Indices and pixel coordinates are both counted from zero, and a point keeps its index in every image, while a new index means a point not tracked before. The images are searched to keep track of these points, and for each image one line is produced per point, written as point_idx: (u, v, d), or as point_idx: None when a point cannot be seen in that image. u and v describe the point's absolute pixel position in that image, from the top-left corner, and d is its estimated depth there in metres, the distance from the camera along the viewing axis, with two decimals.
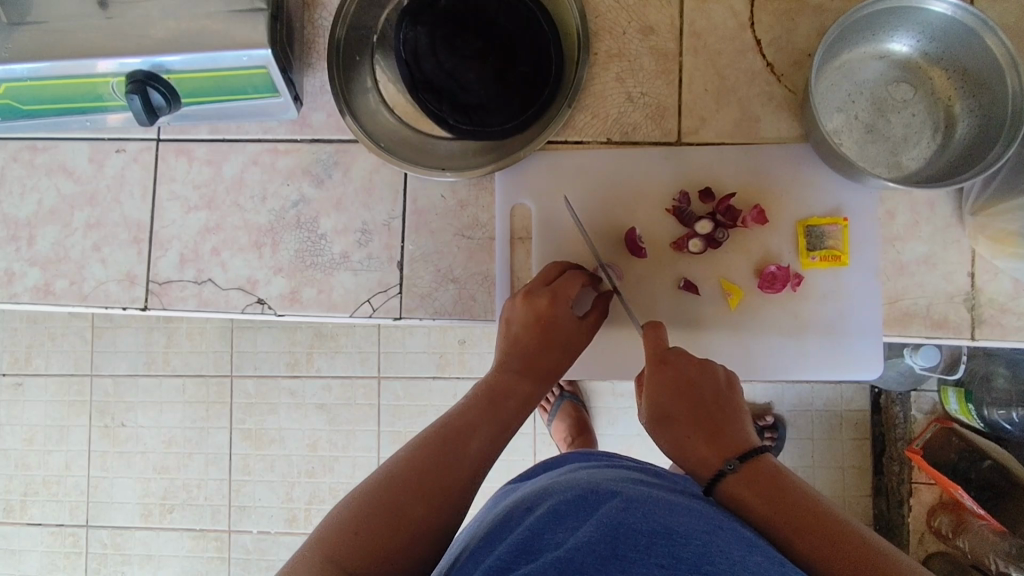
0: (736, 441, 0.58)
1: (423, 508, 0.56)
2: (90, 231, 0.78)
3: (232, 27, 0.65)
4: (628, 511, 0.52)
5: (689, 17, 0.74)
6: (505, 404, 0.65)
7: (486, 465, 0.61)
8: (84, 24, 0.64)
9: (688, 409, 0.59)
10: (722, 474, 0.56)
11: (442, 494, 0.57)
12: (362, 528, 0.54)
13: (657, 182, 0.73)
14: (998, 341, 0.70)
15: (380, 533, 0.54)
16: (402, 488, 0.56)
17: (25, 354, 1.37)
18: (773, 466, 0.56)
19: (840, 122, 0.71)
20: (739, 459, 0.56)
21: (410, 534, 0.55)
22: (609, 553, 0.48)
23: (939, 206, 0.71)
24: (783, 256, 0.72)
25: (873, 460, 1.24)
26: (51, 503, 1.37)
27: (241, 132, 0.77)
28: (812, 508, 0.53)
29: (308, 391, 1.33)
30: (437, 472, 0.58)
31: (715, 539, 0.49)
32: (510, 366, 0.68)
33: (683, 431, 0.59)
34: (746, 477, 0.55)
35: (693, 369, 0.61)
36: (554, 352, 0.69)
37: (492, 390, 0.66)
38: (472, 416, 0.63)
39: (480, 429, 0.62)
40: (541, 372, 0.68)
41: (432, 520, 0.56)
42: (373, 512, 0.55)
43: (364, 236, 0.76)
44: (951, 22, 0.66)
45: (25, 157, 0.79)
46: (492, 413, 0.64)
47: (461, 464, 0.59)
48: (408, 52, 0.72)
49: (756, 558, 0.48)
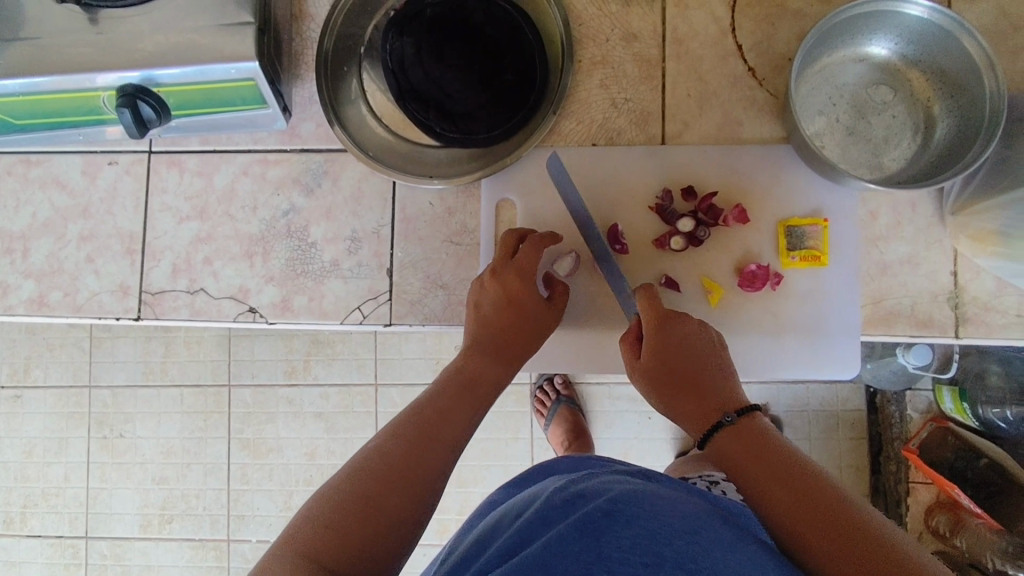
0: (729, 398, 0.61)
1: (397, 495, 0.55)
2: (84, 242, 0.79)
3: (219, 40, 0.65)
4: (613, 515, 0.51)
5: (672, 24, 0.75)
6: (477, 389, 0.66)
7: (458, 450, 0.61)
8: (74, 40, 0.65)
9: (687, 369, 0.63)
10: (721, 424, 0.59)
11: (416, 479, 0.57)
12: (336, 523, 0.52)
13: (639, 183, 0.74)
14: (983, 339, 0.71)
15: (355, 524, 0.53)
16: (376, 478, 0.55)
17: (24, 365, 1.38)
18: (764, 428, 0.58)
19: (821, 125, 0.72)
20: (737, 412, 0.59)
21: (386, 524, 0.54)
22: (594, 558, 0.48)
23: (921, 206, 0.71)
24: (763, 256, 0.73)
25: (870, 458, 1.25)
26: (50, 515, 1.37)
27: (232, 143, 0.79)
28: (792, 470, 0.54)
29: (305, 399, 1.34)
30: (410, 458, 0.58)
31: (699, 538, 0.50)
32: (479, 349, 0.68)
33: (679, 390, 0.62)
34: (740, 432, 0.58)
35: (691, 330, 0.65)
36: (525, 332, 0.69)
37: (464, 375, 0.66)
38: (443, 402, 0.63)
39: (451, 415, 0.62)
40: (511, 355, 0.69)
41: (404, 508, 0.55)
42: (348, 506, 0.53)
43: (353, 244, 0.77)
44: (928, 24, 0.67)
45: (19, 170, 0.80)
46: (463, 397, 0.64)
47: (432, 448, 0.59)
48: (394, 61, 0.73)
49: (737, 556, 0.49)
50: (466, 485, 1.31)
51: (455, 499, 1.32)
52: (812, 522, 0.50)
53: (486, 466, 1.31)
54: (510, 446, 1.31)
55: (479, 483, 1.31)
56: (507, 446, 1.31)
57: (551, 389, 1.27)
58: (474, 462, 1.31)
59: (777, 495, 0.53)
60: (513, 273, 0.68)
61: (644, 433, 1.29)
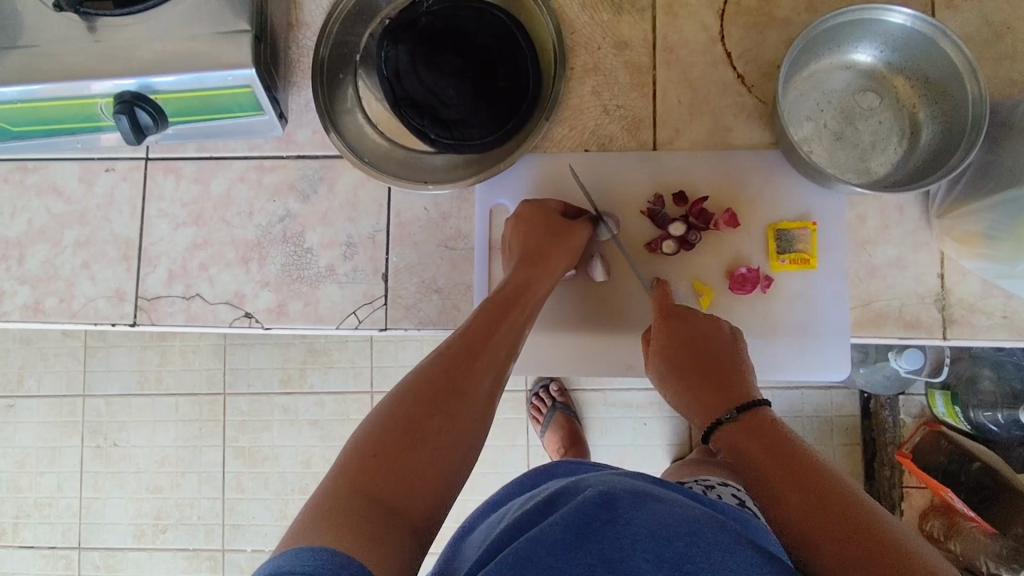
0: (738, 392, 0.60)
1: (444, 416, 0.56)
2: (80, 249, 0.80)
3: (216, 48, 0.66)
4: (614, 520, 0.52)
5: (662, 33, 0.76)
6: (514, 324, 0.66)
7: (497, 388, 0.62)
8: (72, 47, 0.66)
9: (696, 361, 0.63)
10: (721, 422, 0.59)
11: (461, 415, 0.57)
12: (383, 453, 0.52)
13: (632, 187, 0.75)
14: (969, 340, 0.72)
15: (404, 456, 0.53)
16: (420, 409, 0.56)
17: (18, 375, 1.38)
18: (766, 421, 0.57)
19: (810, 130, 0.73)
20: (738, 409, 0.58)
21: (434, 457, 0.54)
22: (599, 560, 0.49)
23: (908, 210, 0.73)
24: (753, 260, 0.74)
25: (864, 465, 1.26)
26: (43, 525, 1.36)
27: (228, 150, 0.79)
28: (802, 466, 0.52)
29: (301, 407, 1.34)
30: (452, 391, 0.58)
31: (697, 539, 0.50)
32: (513, 283, 0.69)
33: (686, 381, 0.63)
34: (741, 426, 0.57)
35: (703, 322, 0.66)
36: (553, 267, 0.70)
37: (499, 306, 0.66)
38: (481, 335, 0.63)
39: (491, 348, 0.63)
40: (540, 292, 0.69)
41: (451, 427, 0.56)
42: (393, 436, 0.54)
43: (349, 249, 0.78)
44: (912, 32, 0.69)
45: (15, 178, 0.81)
46: (501, 330, 0.65)
47: (473, 372, 0.61)
48: (390, 68, 0.74)
49: (735, 557, 0.48)
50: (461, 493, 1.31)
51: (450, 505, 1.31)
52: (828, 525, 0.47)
53: (482, 473, 1.31)
54: (505, 453, 1.31)
55: (475, 490, 1.31)
56: (502, 452, 1.31)
57: (546, 395, 1.28)
58: None
59: (792, 498, 0.50)
60: (528, 214, 0.72)
61: (640, 440, 1.29)
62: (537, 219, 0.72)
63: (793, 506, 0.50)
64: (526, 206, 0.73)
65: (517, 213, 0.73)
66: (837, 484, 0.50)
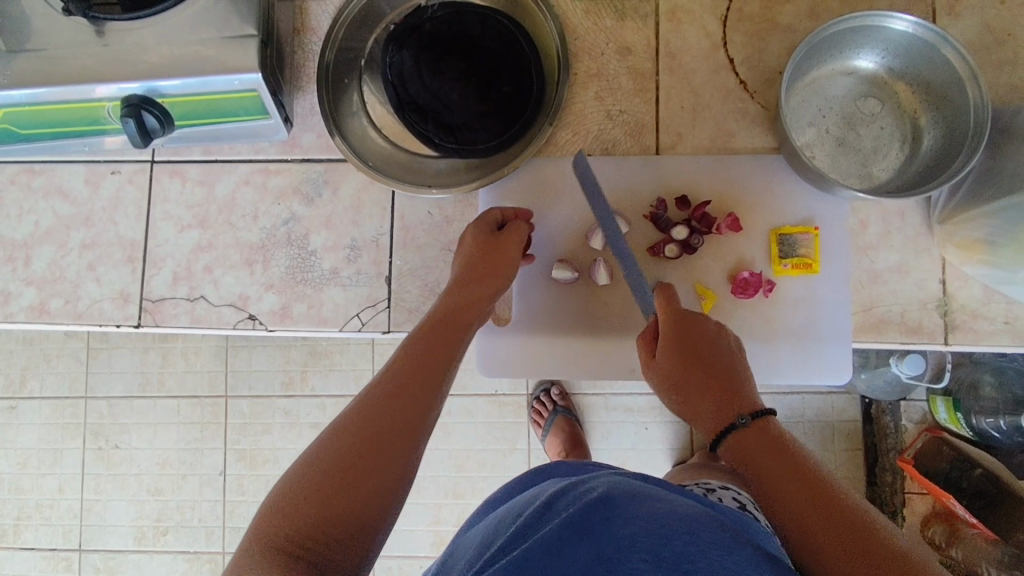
0: (745, 400, 0.59)
1: (392, 416, 0.55)
2: (85, 251, 0.80)
3: (223, 52, 0.67)
4: (611, 519, 0.52)
5: (665, 38, 0.77)
6: (452, 338, 0.63)
7: (438, 403, 0.58)
8: (80, 51, 0.67)
9: (707, 371, 0.61)
10: (736, 425, 0.57)
11: (410, 408, 0.56)
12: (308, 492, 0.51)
13: (635, 191, 0.76)
14: (972, 346, 0.72)
15: (328, 493, 0.51)
16: (347, 439, 0.53)
17: (20, 377, 1.38)
18: (779, 430, 0.57)
19: (812, 136, 0.74)
20: (752, 415, 0.57)
21: (360, 487, 0.52)
22: (594, 558, 0.48)
23: (910, 215, 0.73)
24: (755, 264, 0.74)
25: (865, 469, 1.25)
26: (45, 526, 1.36)
27: (234, 154, 0.80)
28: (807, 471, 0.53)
29: (303, 410, 1.34)
30: (383, 414, 0.55)
31: (694, 539, 0.50)
32: (450, 300, 0.66)
33: (689, 391, 0.61)
34: (756, 433, 0.56)
35: (711, 332, 0.64)
36: (493, 280, 0.68)
37: (436, 325, 0.64)
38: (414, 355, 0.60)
39: (426, 366, 0.60)
40: (479, 307, 0.67)
41: (401, 422, 0.55)
42: (318, 474, 0.52)
43: (353, 252, 0.78)
44: (913, 39, 0.69)
45: (22, 179, 0.81)
46: (437, 347, 0.61)
47: (426, 366, 0.60)
48: (394, 73, 0.76)
49: (733, 557, 0.50)
50: (462, 497, 1.31)
51: (450, 510, 1.31)
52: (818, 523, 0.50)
53: (483, 477, 1.31)
54: (507, 457, 1.31)
55: (476, 494, 1.31)
56: (504, 456, 1.31)
57: (547, 399, 1.28)
58: (470, 474, 1.31)
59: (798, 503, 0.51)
60: (473, 235, 0.71)
61: (641, 444, 1.29)
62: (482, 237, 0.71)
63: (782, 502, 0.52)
64: (472, 227, 0.71)
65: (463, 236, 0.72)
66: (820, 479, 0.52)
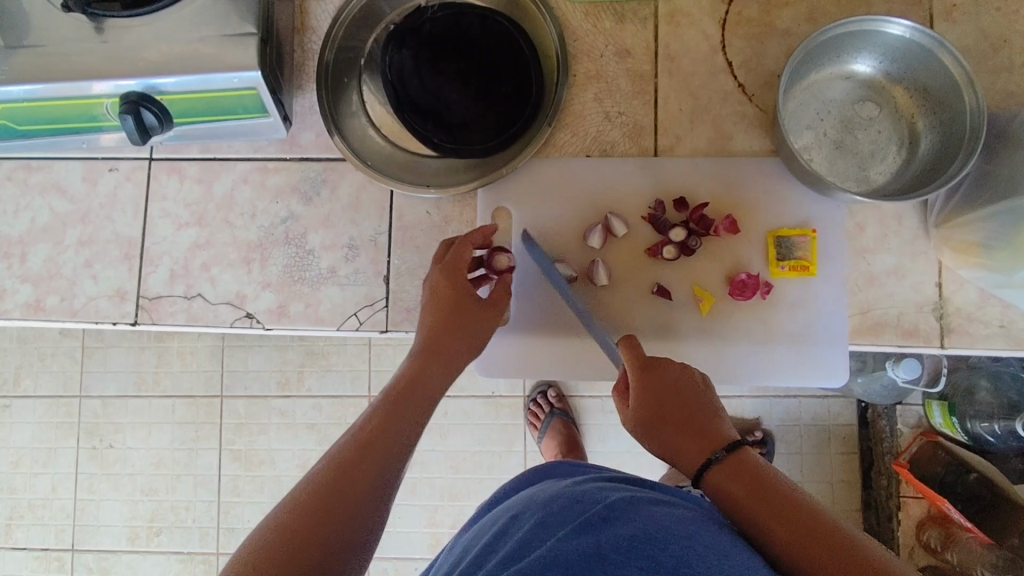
0: (716, 434, 0.59)
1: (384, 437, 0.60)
2: (82, 247, 0.80)
3: (222, 50, 0.67)
4: (610, 519, 0.52)
5: (664, 41, 0.77)
6: (417, 405, 0.65)
7: (408, 448, 0.61)
8: (80, 47, 0.67)
9: (677, 412, 0.61)
10: (711, 462, 0.57)
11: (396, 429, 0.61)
12: (273, 561, 0.50)
13: (633, 193, 0.76)
14: (967, 349, 0.73)
15: (293, 561, 0.51)
16: (314, 506, 0.54)
17: (14, 375, 1.37)
18: (756, 462, 0.56)
19: (809, 139, 0.74)
20: (726, 449, 0.57)
21: (325, 555, 0.52)
22: (594, 551, 0.48)
23: (906, 219, 0.73)
24: (753, 266, 0.74)
25: (861, 474, 1.27)
26: (37, 526, 1.35)
27: (232, 152, 0.80)
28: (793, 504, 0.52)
29: (298, 411, 1.34)
30: (349, 482, 0.56)
31: (692, 544, 0.49)
32: (419, 363, 0.67)
33: (665, 433, 0.61)
34: (731, 470, 0.56)
35: (677, 371, 0.63)
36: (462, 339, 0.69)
37: (402, 391, 0.65)
38: (381, 421, 0.61)
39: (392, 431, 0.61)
40: (446, 373, 0.68)
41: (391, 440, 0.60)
42: (283, 542, 0.51)
43: (351, 251, 0.78)
44: (910, 43, 0.70)
45: (19, 176, 0.81)
46: (403, 414, 0.62)
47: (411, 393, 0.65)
48: (393, 74, 0.77)
49: (732, 561, 0.48)
50: (458, 499, 1.30)
51: (446, 512, 1.31)
52: (803, 543, 0.50)
53: (479, 479, 1.31)
54: (503, 458, 1.31)
55: (471, 496, 1.30)
56: (500, 458, 1.31)
57: (544, 402, 1.28)
58: (466, 475, 1.31)
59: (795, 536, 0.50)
60: (442, 285, 0.70)
61: (637, 446, 1.29)
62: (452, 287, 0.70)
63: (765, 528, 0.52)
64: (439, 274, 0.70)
65: (431, 285, 0.71)
66: (802, 501, 0.53)
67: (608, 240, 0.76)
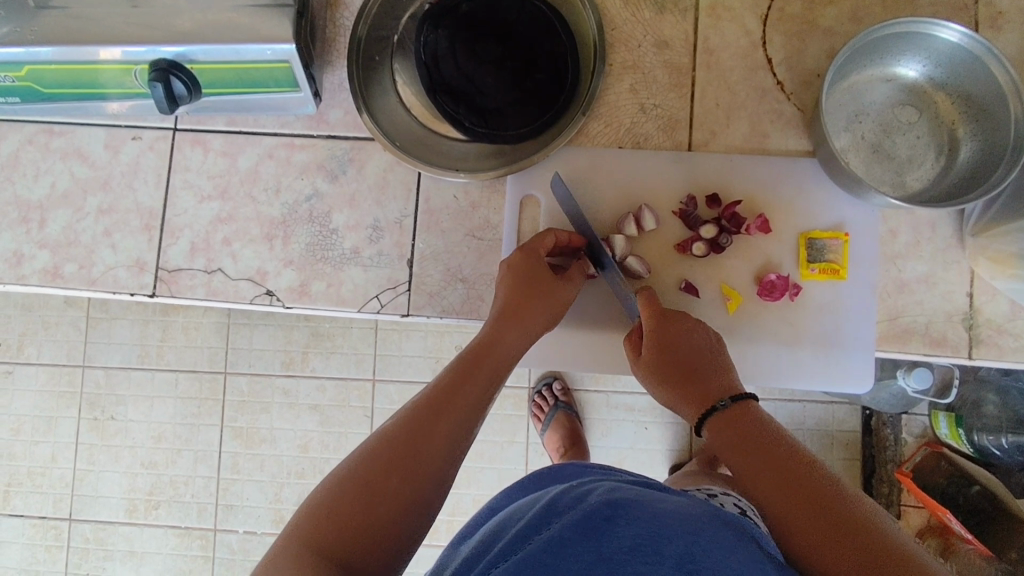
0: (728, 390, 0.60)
1: (447, 418, 0.58)
2: (102, 216, 0.79)
3: (257, 21, 0.65)
4: (613, 519, 0.50)
5: (703, 34, 0.76)
6: (483, 386, 0.62)
7: (470, 432, 0.59)
8: (110, 11, 0.65)
9: (686, 363, 0.63)
10: (715, 409, 0.59)
11: (458, 411, 0.59)
12: (332, 524, 0.50)
13: (664, 186, 0.75)
14: (994, 361, 0.72)
15: (344, 526, 0.50)
16: (381, 465, 0.54)
17: (17, 342, 1.36)
18: (775, 435, 0.56)
19: (847, 141, 0.73)
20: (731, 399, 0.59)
21: (386, 521, 0.52)
22: (597, 556, 0.46)
23: (941, 227, 0.72)
24: (784, 266, 0.73)
25: (862, 481, 1.23)
26: (35, 494, 1.35)
27: (258, 126, 0.78)
28: (812, 488, 0.51)
29: (302, 391, 1.33)
30: (418, 447, 0.55)
31: (697, 540, 0.48)
32: (485, 332, 0.66)
33: (675, 381, 0.63)
34: (751, 446, 0.55)
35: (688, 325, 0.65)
36: (532, 318, 0.68)
37: (470, 362, 0.63)
38: (448, 387, 0.60)
39: (459, 399, 0.60)
40: (513, 351, 0.66)
41: (454, 427, 0.58)
42: (343, 508, 0.51)
43: (375, 233, 0.77)
44: (958, 49, 0.69)
45: (41, 140, 0.79)
46: (469, 388, 0.61)
47: (479, 378, 0.62)
48: (427, 54, 0.75)
49: (738, 557, 0.47)
50: (458, 487, 1.30)
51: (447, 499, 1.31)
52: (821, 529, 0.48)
53: (481, 469, 1.30)
54: (505, 449, 1.30)
55: (473, 485, 1.30)
56: (502, 449, 1.30)
57: (549, 395, 1.27)
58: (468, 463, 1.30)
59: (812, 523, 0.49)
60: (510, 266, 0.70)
61: (641, 443, 1.28)
62: (516, 267, 0.69)
63: (786, 520, 0.50)
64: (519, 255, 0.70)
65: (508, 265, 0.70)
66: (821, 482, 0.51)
67: (642, 233, 0.75)
